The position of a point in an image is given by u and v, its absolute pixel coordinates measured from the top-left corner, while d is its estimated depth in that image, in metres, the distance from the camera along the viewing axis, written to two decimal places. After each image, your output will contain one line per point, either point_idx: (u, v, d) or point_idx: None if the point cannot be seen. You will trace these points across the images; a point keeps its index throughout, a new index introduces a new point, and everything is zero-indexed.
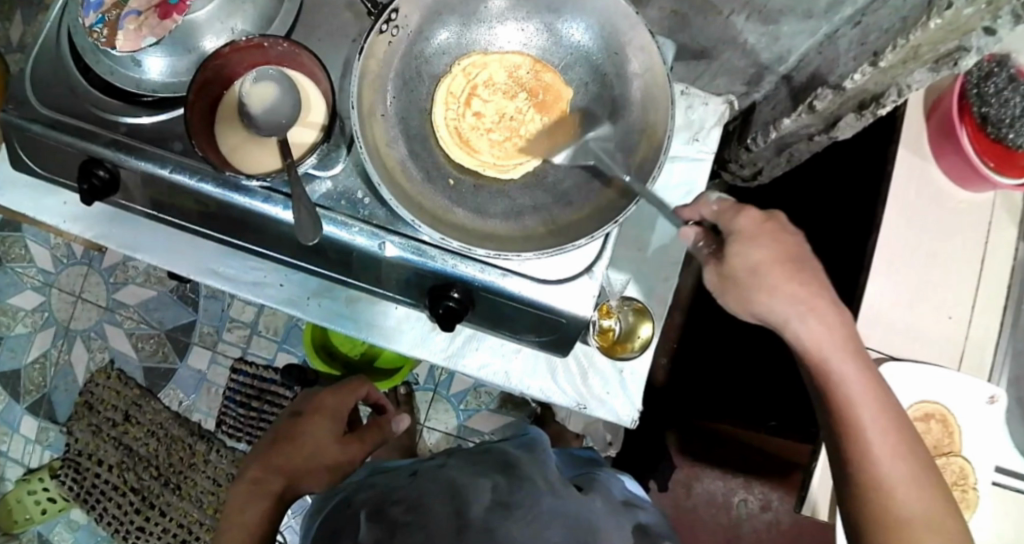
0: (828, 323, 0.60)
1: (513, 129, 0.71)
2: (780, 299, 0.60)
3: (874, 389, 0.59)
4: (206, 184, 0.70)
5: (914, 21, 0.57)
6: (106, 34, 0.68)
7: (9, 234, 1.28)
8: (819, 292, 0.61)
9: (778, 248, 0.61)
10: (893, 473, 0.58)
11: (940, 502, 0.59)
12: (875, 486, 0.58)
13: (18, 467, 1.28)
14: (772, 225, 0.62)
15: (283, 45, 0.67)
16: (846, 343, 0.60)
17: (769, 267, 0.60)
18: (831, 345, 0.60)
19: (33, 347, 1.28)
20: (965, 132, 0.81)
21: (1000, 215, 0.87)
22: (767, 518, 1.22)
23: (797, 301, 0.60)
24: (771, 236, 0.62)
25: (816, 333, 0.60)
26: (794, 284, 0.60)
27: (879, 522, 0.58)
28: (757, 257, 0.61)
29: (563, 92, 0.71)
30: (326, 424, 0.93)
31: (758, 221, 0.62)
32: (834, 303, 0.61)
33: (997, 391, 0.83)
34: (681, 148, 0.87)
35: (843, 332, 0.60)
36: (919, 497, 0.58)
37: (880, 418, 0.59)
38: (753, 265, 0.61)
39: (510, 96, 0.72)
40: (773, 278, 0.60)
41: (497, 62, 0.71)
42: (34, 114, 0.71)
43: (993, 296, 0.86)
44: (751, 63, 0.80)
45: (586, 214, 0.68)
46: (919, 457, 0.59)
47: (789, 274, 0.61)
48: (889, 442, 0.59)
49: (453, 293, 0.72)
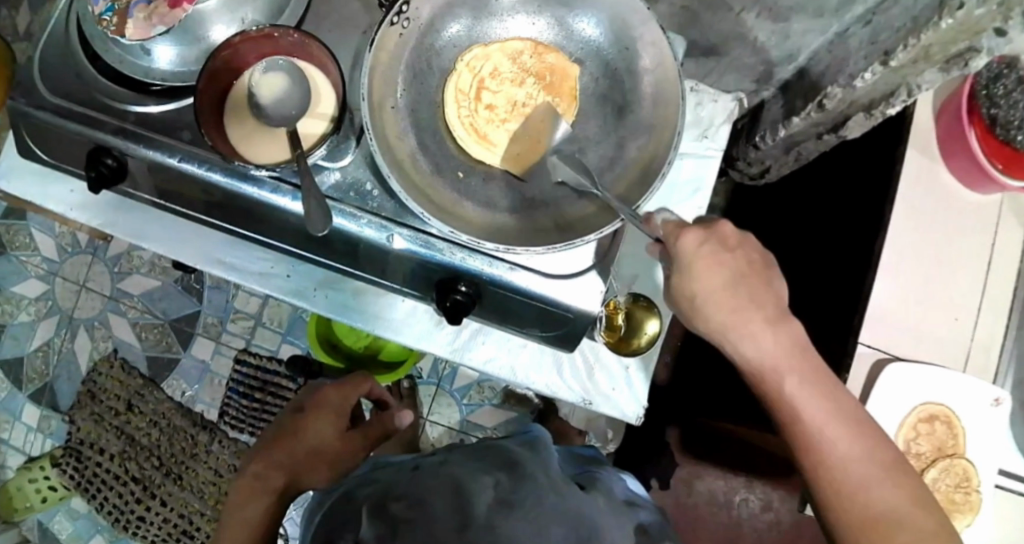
0: (768, 338, 0.58)
1: (527, 114, 0.70)
2: (718, 325, 0.59)
3: (825, 400, 0.57)
4: (216, 173, 0.70)
5: (925, 21, 0.57)
6: (115, 22, 0.67)
7: (14, 222, 1.27)
8: (762, 306, 0.58)
9: (722, 270, 0.59)
10: (857, 477, 0.55)
11: (914, 501, 0.55)
12: (841, 495, 0.56)
13: (19, 456, 1.28)
14: (712, 243, 0.59)
15: (294, 36, 0.66)
16: (795, 355, 0.58)
17: (706, 292, 0.59)
18: (774, 361, 0.57)
19: (36, 335, 1.28)
20: (971, 134, 0.81)
21: (1007, 216, 0.87)
22: (768, 518, 1.22)
23: (735, 323, 0.58)
24: (710, 256, 0.59)
25: (758, 352, 0.58)
26: (729, 310, 0.58)
27: (854, 530, 0.55)
28: (695, 284, 0.59)
29: (569, 71, 0.70)
30: (329, 421, 0.93)
31: (695, 241, 0.59)
32: (782, 315, 0.59)
33: (1001, 394, 0.83)
34: (691, 145, 0.87)
35: (790, 351, 0.58)
36: (890, 500, 0.54)
37: (837, 426, 0.56)
38: (692, 294, 0.59)
39: (517, 81, 0.70)
40: (709, 305, 0.59)
41: (495, 50, 0.70)
42: (41, 101, 0.71)
43: (998, 297, 0.86)
44: (760, 60, 0.80)
45: (595, 208, 0.68)
46: (881, 459, 0.56)
47: (729, 296, 0.58)
48: (850, 448, 0.56)
49: (461, 287, 0.72)
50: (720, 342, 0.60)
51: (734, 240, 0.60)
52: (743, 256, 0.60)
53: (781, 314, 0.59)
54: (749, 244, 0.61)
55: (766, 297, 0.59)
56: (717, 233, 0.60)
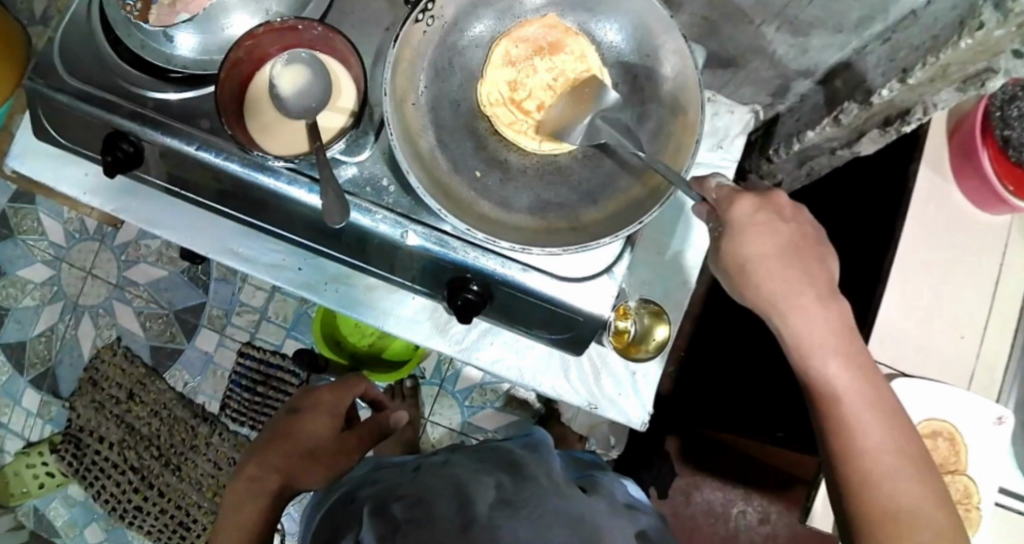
0: (817, 313, 0.56)
1: (571, 80, 0.70)
2: (766, 292, 0.57)
3: (863, 382, 0.55)
4: (232, 163, 0.70)
5: (945, 40, 0.57)
6: (139, 9, 0.68)
7: (22, 206, 1.27)
8: (812, 280, 0.57)
9: (775, 239, 0.57)
10: (885, 468, 0.53)
11: (937, 500, 0.53)
12: (864, 484, 0.53)
13: (17, 440, 1.27)
14: (766, 213, 0.57)
15: (317, 29, 0.67)
16: (839, 335, 0.56)
17: (761, 259, 0.57)
18: (818, 338, 0.56)
19: (40, 320, 1.27)
20: (983, 155, 0.81)
21: (1015, 239, 0.88)
22: (765, 531, 1.24)
23: (783, 292, 0.56)
24: (764, 225, 0.57)
25: (803, 326, 0.56)
26: (779, 279, 0.56)
27: (869, 518, 0.53)
28: (748, 250, 0.57)
29: (549, 21, 0.70)
30: (325, 421, 0.94)
31: (750, 208, 0.57)
32: (829, 291, 0.57)
33: (1004, 412, 0.84)
34: (707, 154, 0.89)
35: (838, 330, 0.56)
36: (914, 497, 0.53)
37: (869, 409, 0.55)
38: (744, 258, 0.57)
39: (530, 64, 0.70)
40: (763, 272, 0.57)
41: (489, 74, 0.70)
42: (60, 84, 0.71)
43: (1005, 319, 0.87)
44: (778, 74, 0.80)
45: (612, 212, 0.69)
46: (908, 450, 0.54)
47: (784, 264, 0.56)
48: (877, 432, 0.54)
49: (472, 286, 0.73)
50: (764, 307, 0.58)
51: (789, 211, 0.58)
52: (798, 229, 0.58)
53: (830, 291, 0.57)
54: (803, 218, 0.59)
55: (817, 272, 0.57)
56: (773, 204, 0.58)
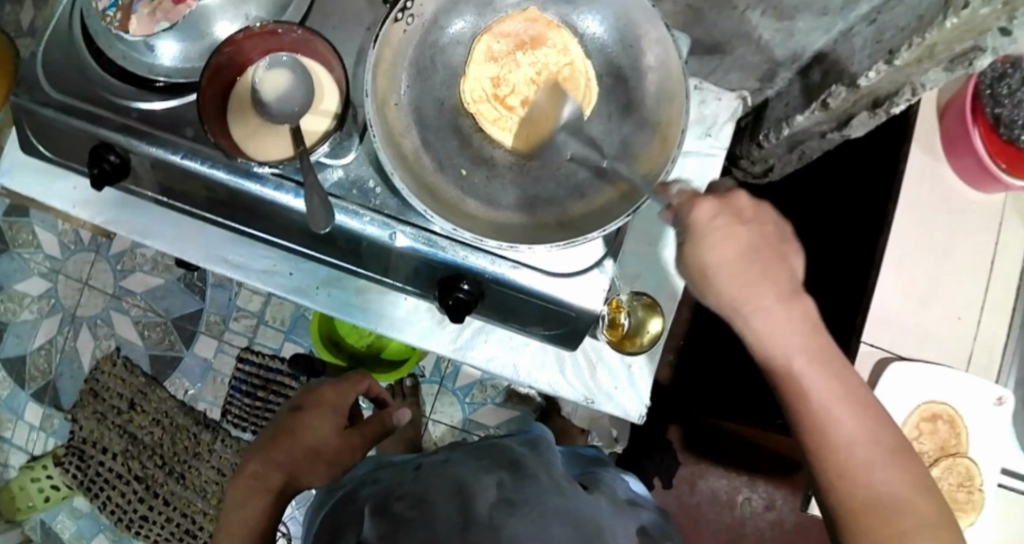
0: (778, 313, 0.56)
1: (554, 73, 0.70)
2: (729, 297, 0.57)
3: (834, 378, 0.55)
4: (218, 171, 0.69)
5: (930, 19, 0.57)
6: (119, 19, 0.68)
7: (17, 220, 1.28)
8: (775, 281, 0.57)
9: (734, 243, 0.57)
10: (862, 460, 0.53)
11: (917, 487, 0.53)
12: (841, 478, 0.54)
13: (21, 454, 1.28)
14: (726, 215, 0.58)
15: (297, 32, 0.66)
16: (806, 334, 0.56)
17: (720, 264, 0.57)
18: (784, 338, 0.56)
19: (39, 333, 1.28)
20: (975, 134, 0.81)
21: (1010, 217, 0.87)
22: (771, 518, 1.24)
23: (744, 297, 0.56)
24: (723, 229, 0.57)
25: (768, 328, 0.56)
26: (738, 285, 0.56)
27: (851, 515, 0.53)
28: (708, 256, 0.57)
29: (531, 14, 0.70)
30: (326, 417, 0.94)
31: (709, 213, 0.57)
32: (794, 291, 0.57)
33: (1004, 392, 0.83)
34: (694, 144, 0.87)
35: (802, 328, 0.56)
36: (892, 487, 0.52)
37: (842, 405, 0.54)
38: (705, 265, 0.57)
39: (513, 59, 0.70)
40: (723, 276, 0.57)
41: (472, 70, 0.70)
42: (43, 98, 0.71)
43: (1003, 297, 0.86)
44: (765, 59, 0.80)
45: (600, 205, 0.68)
46: (886, 443, 0.54)
47: (743, 267, 0.56)
48: (854, 428, 0.54)
49: (463, 285, 0.72)
50: (728, 314, 0.58)
51: (749, 212, 0.58)
52: (757, 230, 0.58)
53: (794, 289, 0.57)
54: (764, 216, 0.59)
55: (780, 272, 0.57)
56: (731, 207, 0.58)
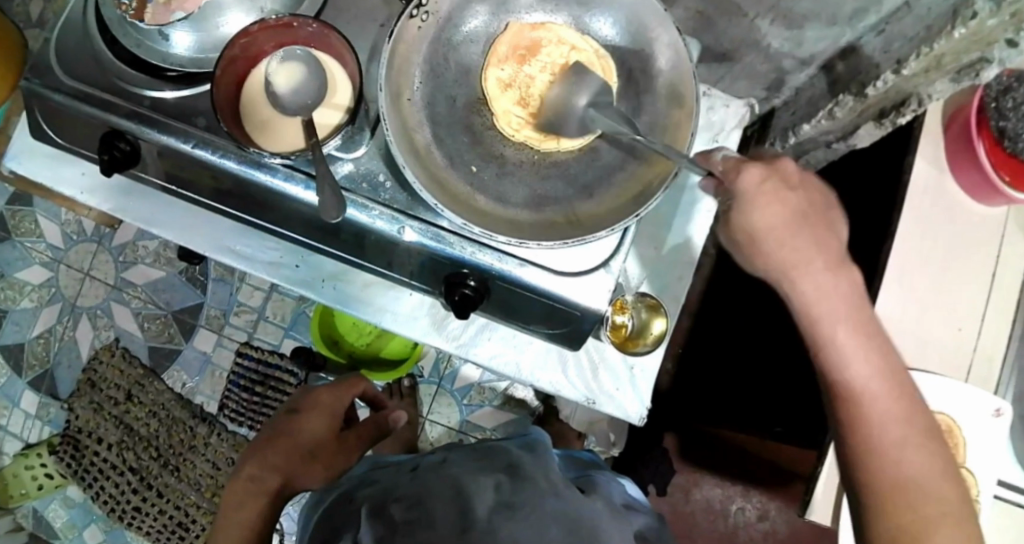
0: (825, 280, 0.55)
1: (567, 65, 0.69)
2: (776, 262, 0.55)
3: (872, 350, 0.54)
4: (229, 161, 0.70)
5: (938, 30, 0.58)
6: (135, 7, 0.68)
7: (19, 208, 1.27)
8: (821, 249, 0.55)
9: (783, 208, 0.55)
10: (890, 437, 0.53)
11: (941, 471, 0.54)
12: (869, 454, 0.54)
13: (16, 442, 1.27)
14: (774, 180, 0.56)
15: (313, 26, 0.67)
16: (846, 303, 0.55)
17: (770, 230, 0.55)
18: (825, 304, 0.54)
19: (38, 322, 1.27)
20: (979, 147, 0.82)
21: (1011, 230, 0.88)
22: (763, 528, 1.25)
23: (792, 262, 0.55)
24: (771, 194, 0.55)
25: (814, 296, 0.55)
26: (786, 249, 0.55)
27: (876, 490, 0.54)
28: (756, 222, 0.55)
29: (514, 29, 0.71)
30: (323, 421, 0.94)
31: (757, 177, 0.55)
32: (840, 261, 0.56)
33: (1002, 404, 0.84)
34: (702, 148, 0.89)
35: (847, 298, 0.55)
36: (915, 465, 0.53)
37: (878, 378, 0.54)
38: (752, 229, 0.55)
39: (525, 75, 0.70)
40: (772, 244, 0.55)
41: (498, 105, 0.70)
42: (56, 83, 0.71)
43: (1002, 310, 0.87)
44: (772, 68, 0.80)
45: (609, 207, 0.69)
46: (914, 421, 0.54)
47: (794, 233, 0.55)
48: (886, 401, 0.54)
49: (469, 281, 0.72)
50: (774, 277, 0.56)
51: (796, 179, 0.56)
52: (805, 197, 0.56)
53: (841, 259, 0.56)
54: (810, 185, 0.58)
55: (825, 239, 0.56)
56: (780, 173, 0.56)
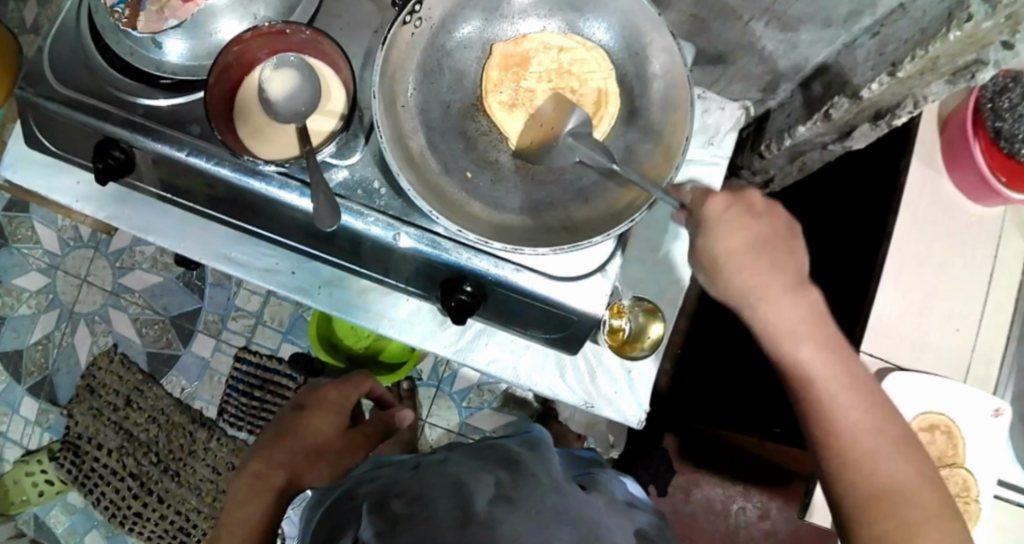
0: (788, 302, 0.56)
1: (564, 68, 0.71)
2: (737, 288, 0.57)
3: (840, 368, 0.55)
4: (224, 169, 0.69)
5: (933, 33, 0.57)
6: (128, 15, 0.68)
7: (16, 215, 1.27)
8: (783, 271, 0.57)
9: (745, 233, 0.57)
10: (867, 450, 0.54)
11: (924, 484, 0.53)
12: (847, 469, 0.54)
13: (16, 448, 1.27)
14: (736, 208, 0.58)
15: (305, 33, 0.66)
16: (811, 323, 0.56)
17: (729, 257, 0.57)
18: (791, 326, 0.56)
19: (36, 328, 1.27)
20: (976, 147, 0.82)
21: (1009, 230, 0.88)
22: (764, 527, 1.25)
23: (753, 287, 0.56)
24: (733, 220, 0.58)
25: (775, 316, 0.56)
26: (748, 273, 0.56)
27: (857, 505, 0.53)
28: (717, 249, 0.57)
29: (499, 52, 0.70)
30: (330, 419, 0.94)
31: (720, 205, 0.58)
32: (801, 282, 0.57)
33: (1001, 404, 0.83)
34: (698, 152, 0.89)
35: (813, 319, 0.56)
36: (896, 478, 0.53)
37: (848, 394, 0.55)
38: (714, 257, 0.57)
39: (524, 90, 0.71)
40: (732, 270, 0.57)
41: (509, 128, 0.70)
42: (49, 92, 0.71)
43: (1001, 310, 0.87)
44: (768, 70, 0.80)
45: (605, 211, 0.69)
46: (892, 434, 0.54)
47: (756, 256, 0.57)
48: (859, 416, 0.54)
49: (466, 286, 0.72)
50: (737, 304, 0.58)
51: (761, 206, 0.58)
52: (769, 222, 0.58)
53: (801, 280, 0.57)
54: (774, 210, 0.59)
55: (787, 262, 0.57)
56: (743, 199, 0.59)
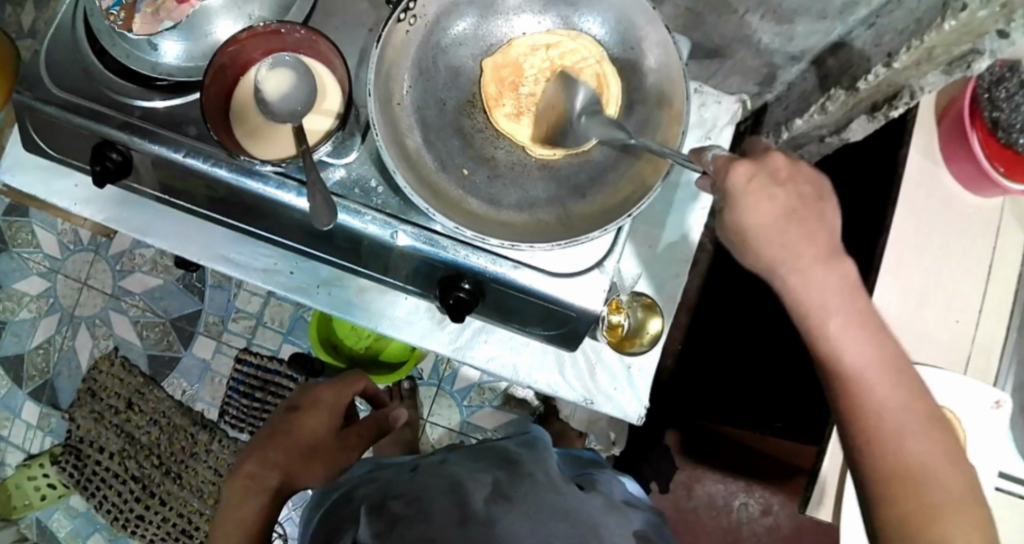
0: (819, 275, 0.53)
1: (557, 64, 0.70)
2: (764, 260, 0.54)
3: (870, 341, 0.53)
4: (221, 169, 0.69)
5: (928, 24, 0.57)
6: (123, 18, 0.67)
7: (16, 219, 1.28)
8: (814, 242, 0.54)
9: (774, 204, 0.53)
10: (892, 427, 0.53)
11: (947, 460, 0.53)
12: (871, 444, 0.54)
13: (18, 453, 1.28)
14: (762, 176, 0.54)
15: (300, 32, 0.67)
16: (844, 296, 0.54)
17: (758, 228, 0.54)
18: (821, 300, 0.53)
19: (37, 332, 1.28)
20: (973, 137, 0.82)
21: (1008, 221, 0.87)
22: (767, 523, 1.25)
23: (783, 258, 0.54)
24: (758, 192, 0.54)
25: (806, 290, 0.54)
26: (778, 245, 0.54)
27: (880, 480, 0.53)
28: (745, 220, 0.54)
29: (491, 67, 0.70)
30: (323, 419, 0.93)
31: (744, 175, 0.54)
32: (834, 250, 0.54)
33: (1001, 396, 0.83)
34: (694, 145, 0.88)
35: (844, 292, 0.54)
36: (919, 454, 0.53)
37: (877, 369, 0.53)
38: (742, 227, 0.54)
39: (525, 96, 0.70)
40: (761, 242, 0.54)
41: (522, 136, 0.70)
42: (45, 95, 0.71)
43: (1001, 301, 0.87)
44: (764, 63, 0.80)
45: (602, 206, 0.69)
46: (919, 410, 0.54)
47: (784, 228, 0.53)
48: (887, 392, 0.53)
49: (463, 285, 0.72)
50: (766, 274, 0.55)
51: (785, 172, 0.54)
52: (796, 189, 0.54)
53: (834, 249, 0.54)
54: (801, 175, 0.55)
55: (818, 231, 0.54)
56: (768, 165, 0.54)
